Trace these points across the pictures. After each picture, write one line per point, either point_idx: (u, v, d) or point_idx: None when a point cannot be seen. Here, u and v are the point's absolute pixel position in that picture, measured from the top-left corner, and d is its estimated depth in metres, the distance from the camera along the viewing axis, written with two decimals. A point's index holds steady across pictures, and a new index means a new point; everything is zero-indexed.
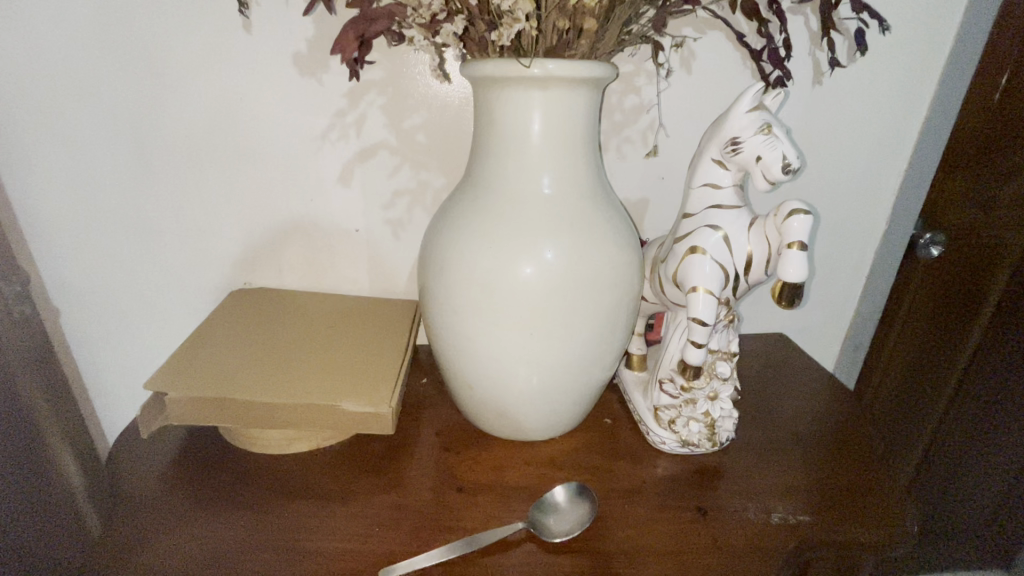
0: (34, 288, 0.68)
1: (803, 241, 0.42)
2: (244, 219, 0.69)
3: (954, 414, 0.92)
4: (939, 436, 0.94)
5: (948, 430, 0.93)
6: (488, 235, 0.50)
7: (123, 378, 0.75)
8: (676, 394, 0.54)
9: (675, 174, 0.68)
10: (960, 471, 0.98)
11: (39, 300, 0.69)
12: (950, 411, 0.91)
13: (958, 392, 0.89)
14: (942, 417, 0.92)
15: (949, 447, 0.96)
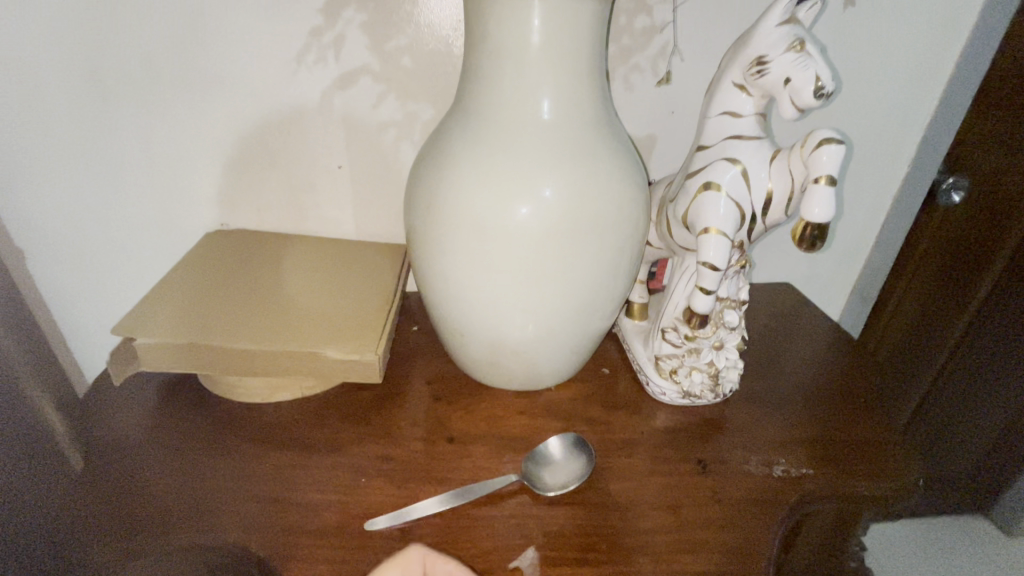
0: None
1: (832, 176, 0.37)
2: (216, 153, 0.63)
3: (955, 363, 0.91)
4: (937, 385, 0.94)
5: (947, 379, 0.93)
6: (480, 169, 0.45)
7: (99, 323, 0.72)
8: (680, 343, 0.51)
9: (686, 107, 0.62)
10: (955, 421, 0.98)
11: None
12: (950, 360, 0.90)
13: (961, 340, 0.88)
14: (942, 367, 0.91)
15: (946, 397, 0.95)
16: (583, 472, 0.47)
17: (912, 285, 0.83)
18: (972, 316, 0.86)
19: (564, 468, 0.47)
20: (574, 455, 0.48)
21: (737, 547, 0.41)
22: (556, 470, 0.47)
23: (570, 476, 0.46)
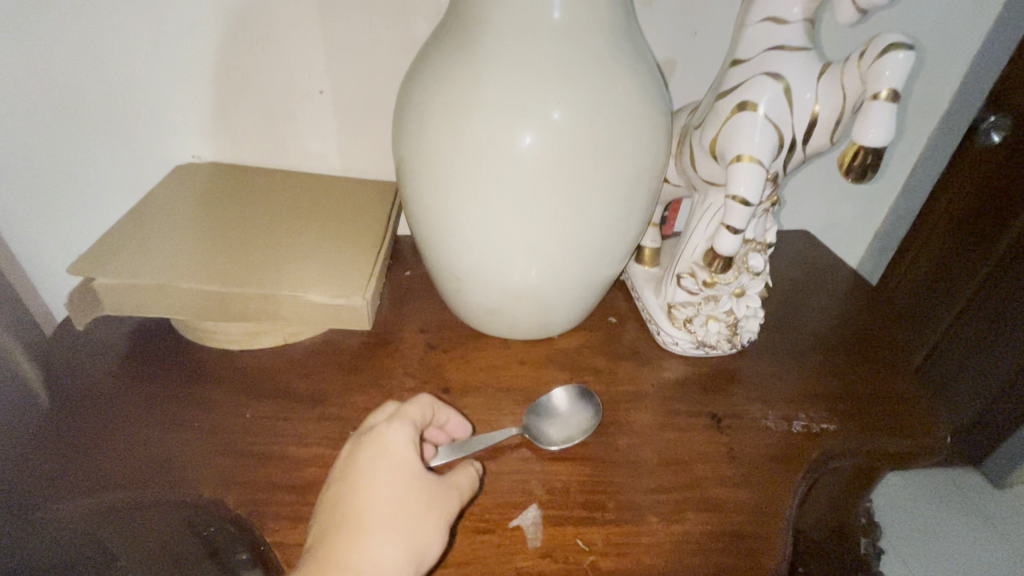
0: None
1: (895, 91, 0.32)
2: (180, 74, 0.56)
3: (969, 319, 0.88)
4: (948, 338, 0.92)
5: (958, 335, 0.90)
6: (479, 89, 0.39)
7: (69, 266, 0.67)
8: (696, 290, 0.47)
9: (714, 25, 0.55)
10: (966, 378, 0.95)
11: None
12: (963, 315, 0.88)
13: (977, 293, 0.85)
14: (956, 318, 0.89)
15: (955, 355, 0.92)
16: (592, 424, 0.44)
17: (931, 232, 0.81)
18: (992, 270, 0.83)
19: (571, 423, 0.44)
20: (580, 408, 0.45)
21: (752, 506, 0.38)
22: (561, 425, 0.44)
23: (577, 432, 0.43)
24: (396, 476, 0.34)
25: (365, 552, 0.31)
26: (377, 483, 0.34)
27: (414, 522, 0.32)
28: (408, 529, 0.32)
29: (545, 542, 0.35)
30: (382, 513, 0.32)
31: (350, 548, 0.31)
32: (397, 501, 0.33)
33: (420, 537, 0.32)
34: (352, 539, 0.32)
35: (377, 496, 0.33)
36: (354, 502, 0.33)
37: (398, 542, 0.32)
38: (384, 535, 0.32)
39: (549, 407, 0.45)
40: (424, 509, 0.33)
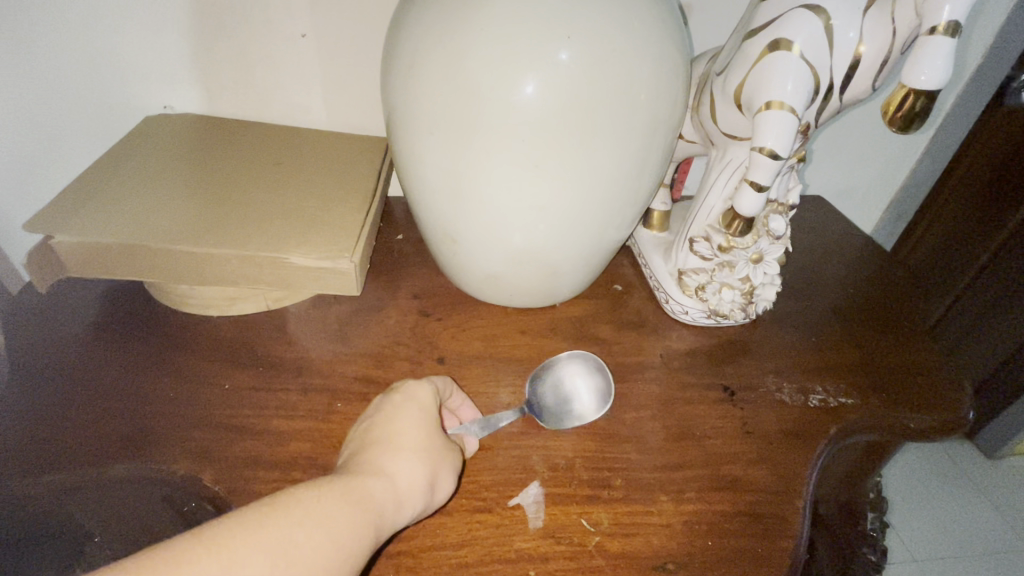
0: None
1: (954, 23, 0.28)
2: (146, 12, 0.50)
3: (978, 286, 0.87)
4: (957, 304, 0.91)
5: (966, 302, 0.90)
6: (478, 27, 0.34)
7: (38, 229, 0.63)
8: (711, 256, 0.44)
9: None
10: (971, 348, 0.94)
11: None
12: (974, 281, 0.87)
13: (990, 262, 0.84)
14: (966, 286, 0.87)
15: (965, 323, 0.92)
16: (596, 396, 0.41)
17: (948, 198, 0.78)
18: (1006, 238, 0.80)
19: (581, 400, 0.41)
20: (593, 381, 0.42)
21: (768, 484, 0.36)
22: (568, 402, 0.41)
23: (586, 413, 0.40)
24: (427, 414, 0.34)
25: (395, 465, 0.30)
26: (409, 416, 0.33)
27: (441, 455, 0.32)
28: (435, 456, 0.32)
29: (547, 522, 0.33)
30: (415, 438, 0.32)
31: (382, 462, 0.30)
32: (428, 432, 0.32)
33: (444, 469, 0.32)
34: (385, 457, 0.30)
35: (409, 425, 0.32)
36: (384, 426, 0.32)
37: (427, 463, 0.31)
38: (416, 456, 0.31)
39: (557, 376, 0.42)
40: (448, 448, 0.33)
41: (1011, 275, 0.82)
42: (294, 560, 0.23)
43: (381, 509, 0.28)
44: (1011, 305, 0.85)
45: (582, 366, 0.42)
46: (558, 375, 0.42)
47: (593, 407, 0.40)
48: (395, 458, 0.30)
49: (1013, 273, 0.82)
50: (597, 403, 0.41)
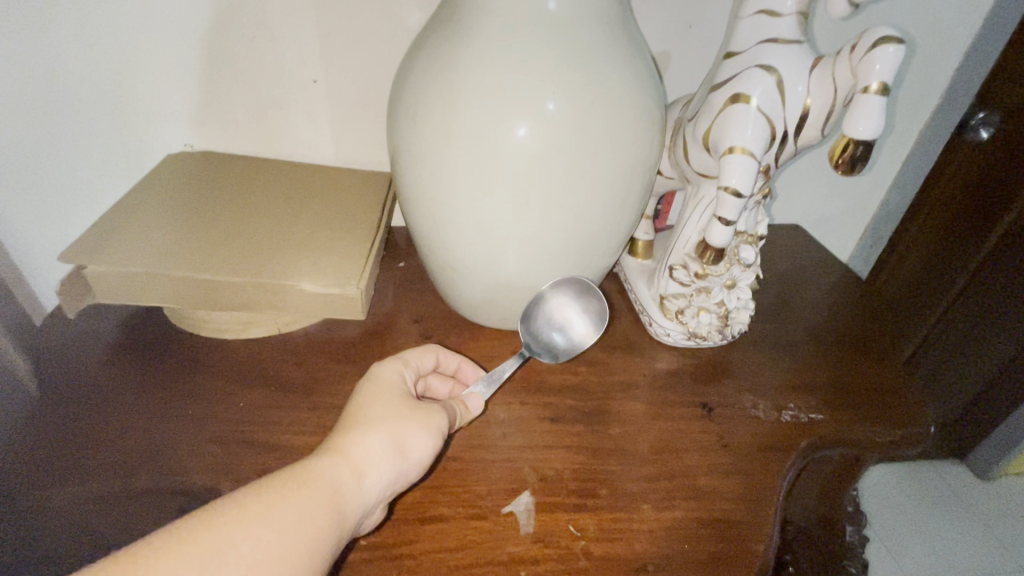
0: None
1: (884, 83, 0.32)
2: (172, 61, 0.55)
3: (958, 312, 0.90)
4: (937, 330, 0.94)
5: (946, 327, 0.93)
6: (477, 80, 0.39)
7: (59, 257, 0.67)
8: (688, 282, 0.48)
9: (707, 19, 0.55)
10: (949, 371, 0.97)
11: None
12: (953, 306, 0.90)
13: (966, 288, 0.87)
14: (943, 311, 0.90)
15: (943, 348, 0.95)
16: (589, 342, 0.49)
17: (924, 227, 0.82)
18: (981, 264, 0.84)
19: (577, 328, 0.50)
20: (583, 305, 0.49)
21: (742, 493, 0.39)
22: (569, 331, 0.49)
23: (588, 336, 0.50)
24: (390, 393, 0.37)
25: (354, 446, 0.33)
26: (370, 399, 0.36)
27: (403, 423, 0.35)
28: (398, 431, 0.34)
29: (537, 528, 0.36)
30: (376, 414, 0.35)
31: (343, 443, 0.33)
32: (389, 409, 0.35)
33: (408, 438, 0.35)
34: (348, 438, 0.33)
35: (373, 405, 0.35)
36: (352, 408, 0.36)
37: (388, 441, 0.34)
38: (376, 432, 0.34)
39: (549, 310, 0.49)
40: (414, 420, 0.35)
41: (989, 301, 0.86)
42: (249, 551, 0.27)
43: (341, 487, 0.31)
44: (993, 329, 0.88)
45: (568, 295, 0.49)
46: (550, 310, 0.49)
47: (591, 328, 0.50)
48: (359, 436, 0.33)
49: (992, 298, 0.86)
50: (592, 324, 0.50)
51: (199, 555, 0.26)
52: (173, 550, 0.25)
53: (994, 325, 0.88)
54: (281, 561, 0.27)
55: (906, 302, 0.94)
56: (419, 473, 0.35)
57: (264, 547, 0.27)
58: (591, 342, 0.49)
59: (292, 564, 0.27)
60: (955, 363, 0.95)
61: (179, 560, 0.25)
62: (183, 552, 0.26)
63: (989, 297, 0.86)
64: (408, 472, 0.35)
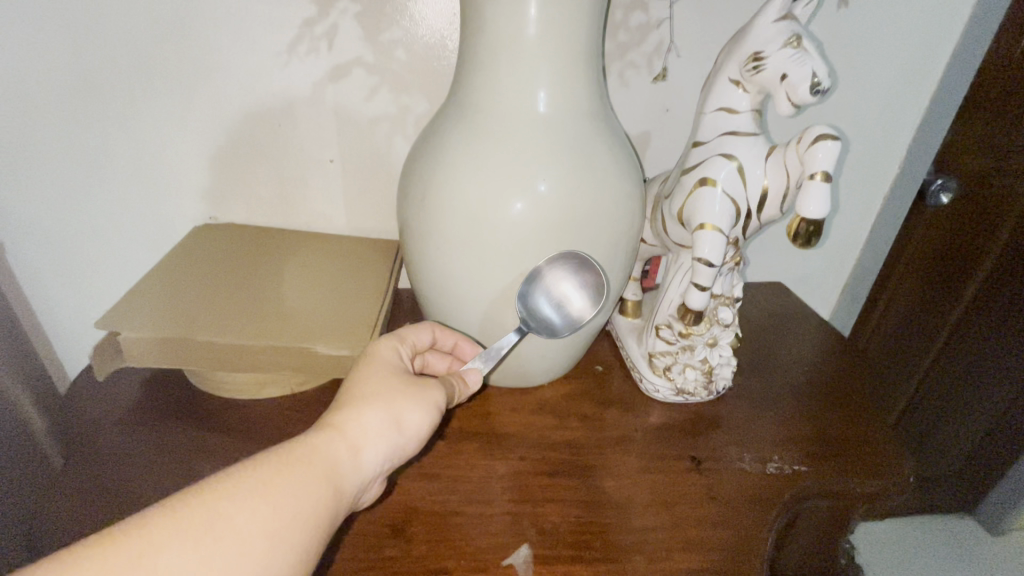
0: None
1: (827, 171, 0.37)
2: (204, 145, 0.62)
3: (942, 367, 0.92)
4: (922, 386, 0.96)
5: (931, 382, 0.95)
6: (477, 162, 0.43)
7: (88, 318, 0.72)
8: (673, 341, 0.52)
9: (682, 104, 0.62)
10: (940, 424, 0.98)
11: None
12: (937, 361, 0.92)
13: (949, 341, 0.89)
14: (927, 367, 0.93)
15: (935, 402, 0.97)
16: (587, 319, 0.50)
17: (898, 288, 0.85)
18: (960, 317, 0.87)
19: (576, 303, 0.50)
20: (580, 279, 0.48)
21: (729, 545, 0.41)
22: (566, 306, 0.49)
23: (585, 309, 0.50)
24: (384, 375, 0.39)
25: (354, 422, 0.35)
26: (370, 379, 0.38)
27: (399, 401, 0.38)
28: (392, 409, 0.37)
29: None
30: (374, 393, 0.37)
31: (342, 420, 0.35)
32: (384, 389, 0.38)
33: (405, 414, 0.37)
34: (346, 415, 0.36)
35: (369, 384, 0.38)
36: (348, 390, 0.38)
37: (384, 418, 0.36)
38: (374, 409, 0.36)
39: (547, 287, 0.48)
40: (407, 400, 0.38)
41: (977, 344, 0.89)
42: (248, 524, 0.28)
43: (338, 461, 0.33)
44: (986, 370, 0.91)
45: (565, 272, 0.48)
46: (548, 286, 0.48)
47: (588, 303, 0.50)
48: (355, 415, 0.36)
49: (979, 342, 0.88)
50: (590, 297, 0.50)
51: (202, 522, 0.27)
52: (177, 517, 0.27)
53: (987, 366, 0.90)
54: (281, 529, 0.29)
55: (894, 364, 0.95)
56: (413, 446, 0.38)
57: (265, 516, 0.28)
58: (588, 315, 0.50)
59: (292, 531, 0.29)
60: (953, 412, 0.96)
61: (183, 526, 0.27)
62: (185, 520, 0.27)
63: (974, 343, 0.89)
64: (402, 446, 0.37)
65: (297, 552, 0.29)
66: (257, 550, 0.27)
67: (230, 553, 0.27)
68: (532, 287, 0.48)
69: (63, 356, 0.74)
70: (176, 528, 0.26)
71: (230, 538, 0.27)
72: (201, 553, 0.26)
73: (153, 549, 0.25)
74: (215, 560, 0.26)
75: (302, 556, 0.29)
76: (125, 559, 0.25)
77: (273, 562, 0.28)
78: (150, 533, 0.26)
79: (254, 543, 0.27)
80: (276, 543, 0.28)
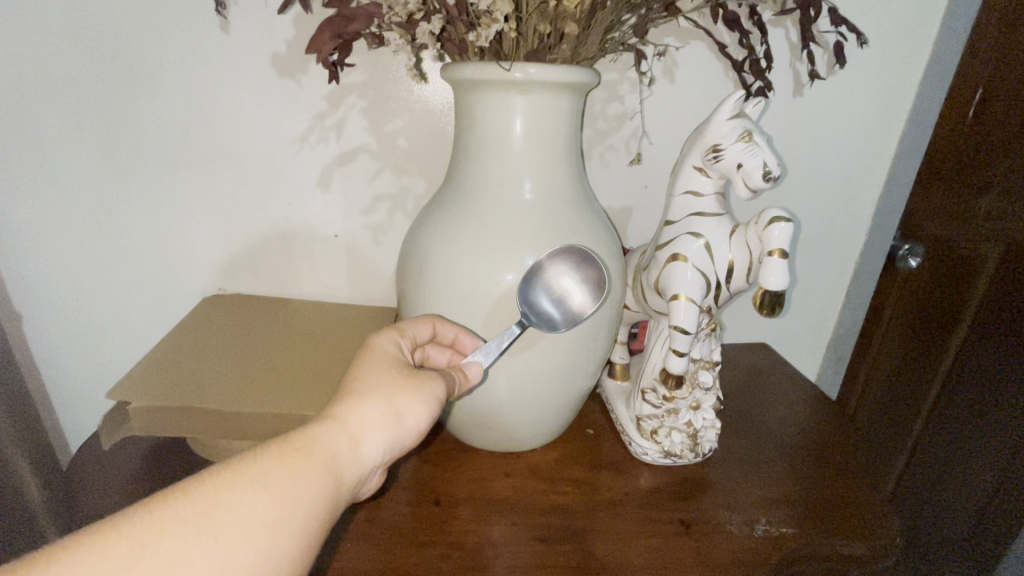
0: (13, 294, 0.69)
1: (783, 249, 0.41)
2: (219, 223, 0.67)
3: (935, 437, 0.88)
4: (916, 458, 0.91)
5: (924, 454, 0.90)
6: (469, 239, 0.47)
7: (101, 382, 0.76)
8: (659, 404, 0.54)
9: (659, 182, 0.68)
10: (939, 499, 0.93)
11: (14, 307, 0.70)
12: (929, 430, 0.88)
13: (935, 410, 0.86)
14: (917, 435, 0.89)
15: (929, 478, 0.92)
16: (577, 355, 0.51)
17: (879, 354, 0.86)
18: (943, 385, 0.84)
19: (575, 300, 0.49)
20: (582, 274, 0.48)
21: None
22: (566, 303, 0.49)
23: (585, 306, 0.49)
24: (384, 368, 0.39)
25: (353, 413, 0.35)
26: (369, 372, 0.38)
27: (398, 393, 0.37)
28: (392, 402, 0.36)
29: None
30: (373, 386, 0.37)
31: (341, 411, 0.35)
32: (384, 382, 0.37)
33: (404, 407, 0.37)
34: (346, 406, 0.35)
35: (368, 376, 0.37)
36: (347, 382, 0.37)
37: (383, 409, 0.36)
38: (373, 402, 0.36)
39: (546, 280, 0.48)
40: (407, 392, 0.38)
41: (968, 414, 0.84)
42: (249, 513, 0.27)
43: (337, 453, 0.32)
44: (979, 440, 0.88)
45: (566, 265, 0.48)
46: (548, 280, 0.48)
47: (589, 299, 0.49)
48: (355, 407, 0.35)
49: (967, 411, 0.84)
50: (591, 293, 0.49)
51: (204, 513, 0.27)
52: (178, 508, 0.26)
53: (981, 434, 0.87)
54: (282, 519, 0.28)
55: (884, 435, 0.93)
56: (412, 440, 0.38)
57: (266, 505, 0.28)
58: (589, 312, 0.49)
59: (292, 521, 0.29)
60: (949, 489, 0.90)
61: (184, 517, 0.26)
62: (186, 510, 0.26)
63: (963, 413, 0.84)
64: (402, 439, 0.37)
65: (297, 543, 0.29)
66: (259, 538, 0.27)
67: (232, 543, 0.26)
68: (532, 280, 0.47)
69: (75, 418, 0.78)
70: (177, 518, 0.26)
71: (233, 528, 0.27)
72: (204, 542, 0.26)
73: (155, 539, 0.25)
74: (218, 550, 0.26)
75: (302, 548, 0.29)
76: (123, 550, 0.24)
77: (274, 551, 0.27)
78: (151, 523, 0.26)
79: (255, 532, 0.27)
80: (276, 532, 0.28)
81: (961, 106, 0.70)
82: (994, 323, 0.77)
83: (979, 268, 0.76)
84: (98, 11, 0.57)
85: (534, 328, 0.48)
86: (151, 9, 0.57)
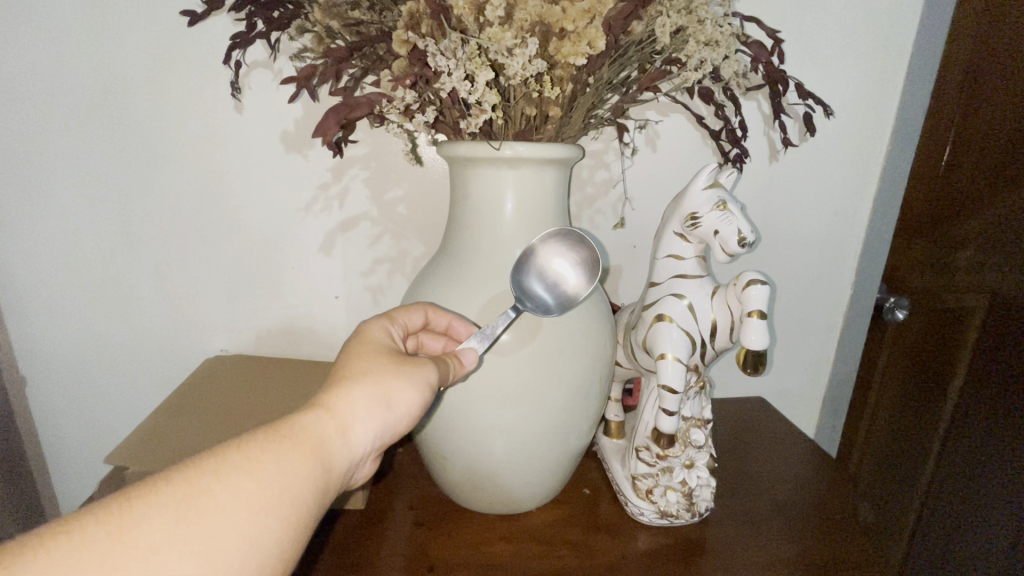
0: (17, 359, 0.71)
1: (762, 310, 0.44)
2: (222, 287, 0.70)
3: (935, 499, 0.86)
4: (922, 523, 0.88)
5: (930, 520, 0.87)
6: (465, 300, 0.50)
7: (95, 446, 0.77)
8: (653, 462, 0.55)
9: (646, 242, 0.71)
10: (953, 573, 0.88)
11: (17, 372, 0.71)
12: (930, 492, 0.86)
13: (937, 471, 0.84)
14: (921, 499, 0.87)
15: (937, 535, 0.87)
16: (570, 413, 0.51)
17: (877, 408, 0.86)
18: (946, 433, 0.82)
19: (570, 282, 0.50)
20: (575, 255, 0.51)
21: None
22: (561, 286, 0.50)
23: (580, 288, 0.50)
24: (374, 355, 0.39)
25: (342, 401, 0.35)
26: (359, 360, 0.38)
27: (389, 378, 0.37)
28: (382, 388, 0.36)
29: None
30: (362, 372, 0.37)
31: (330, 398, 0.35)
32: (374, 368, 0.37)
33: (395, 392, 0.37)
34: (335, 393, 0.35)
35: (358, 364, 0.37)
36: (338, 368, 0.37)
37: (373, 396, 0.36)
38: (362, 389, 0.36)
39: (539, 267, 0.50)
40: (398, 377, 0.37)
41: (974, 464, 0.81)
42: (231, 499, 0.27)
43: (326, 439, 0.33)
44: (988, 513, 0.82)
45: (559, 248, 0.50)
46: (541, 266, 0.50)
47: (583, 279, 0.50)
48: (344, 394, 0.35)
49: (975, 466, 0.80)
50: (585, 274, 0.50)
51: (184, 502, 0.27)
52: (157, 498, 0.26)
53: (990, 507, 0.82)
54: (267, 505, 0.28)
55: (886, 497, 0.90)
56: (404, 425, 0.38)
57: (249, 493, 0.28)
58: (584, 293, 0.50)
59: (278, 507, 0.29)
60: (954, 546, 0.86)
61: (163, 507, 0.26)
62: (166, 499, 0.26)
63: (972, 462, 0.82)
64: (395, 425, 0.37)
65: (284, 528, 0.29)
66: (242, 524, 0.27)
67: (215, 530, 0.26)
68: (527, 267, 0.50)
69: (69, 484, 0.79)
70: (155, 509, 0.26)
71: (215, 516, 0.27)
72: (183, 528, 0.26)
73: (134, 526, 0.25)
74: (199, 537, 0.26)
75: (290, 533, 0.29)
76: (100, 536, 0.24)
77: (260, 536, 0.28)
78: (129, 510, 0.26)
79: (239, 518, 0.27)
80: (262, 518, 0.28)
81: (930, 166, 0.73)
82: (993, 367, 0.77)
83: (966, 320, 0.77)
84: (124, 97, 0.62)
85: (529, 315, 0.49)
86: (172, 94, 0.62)
